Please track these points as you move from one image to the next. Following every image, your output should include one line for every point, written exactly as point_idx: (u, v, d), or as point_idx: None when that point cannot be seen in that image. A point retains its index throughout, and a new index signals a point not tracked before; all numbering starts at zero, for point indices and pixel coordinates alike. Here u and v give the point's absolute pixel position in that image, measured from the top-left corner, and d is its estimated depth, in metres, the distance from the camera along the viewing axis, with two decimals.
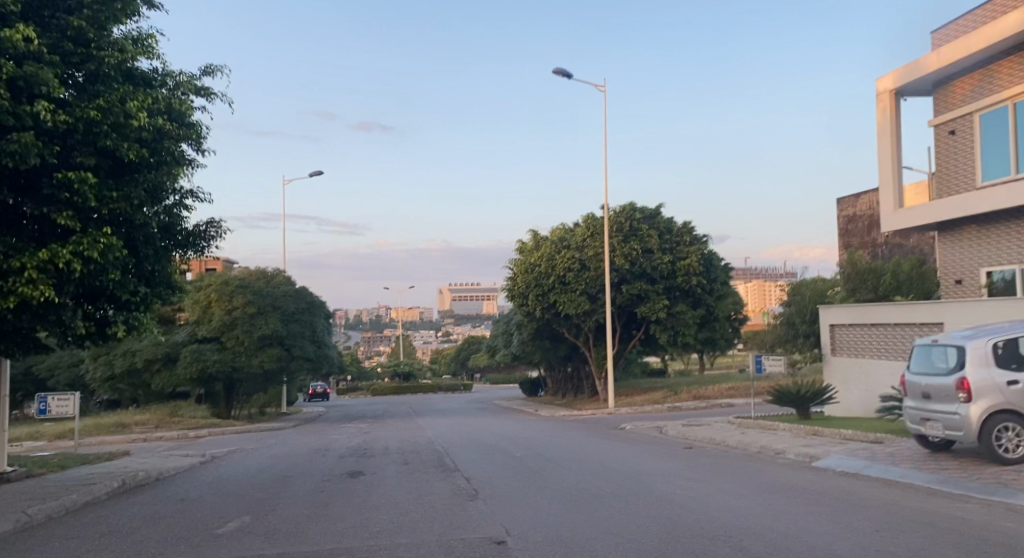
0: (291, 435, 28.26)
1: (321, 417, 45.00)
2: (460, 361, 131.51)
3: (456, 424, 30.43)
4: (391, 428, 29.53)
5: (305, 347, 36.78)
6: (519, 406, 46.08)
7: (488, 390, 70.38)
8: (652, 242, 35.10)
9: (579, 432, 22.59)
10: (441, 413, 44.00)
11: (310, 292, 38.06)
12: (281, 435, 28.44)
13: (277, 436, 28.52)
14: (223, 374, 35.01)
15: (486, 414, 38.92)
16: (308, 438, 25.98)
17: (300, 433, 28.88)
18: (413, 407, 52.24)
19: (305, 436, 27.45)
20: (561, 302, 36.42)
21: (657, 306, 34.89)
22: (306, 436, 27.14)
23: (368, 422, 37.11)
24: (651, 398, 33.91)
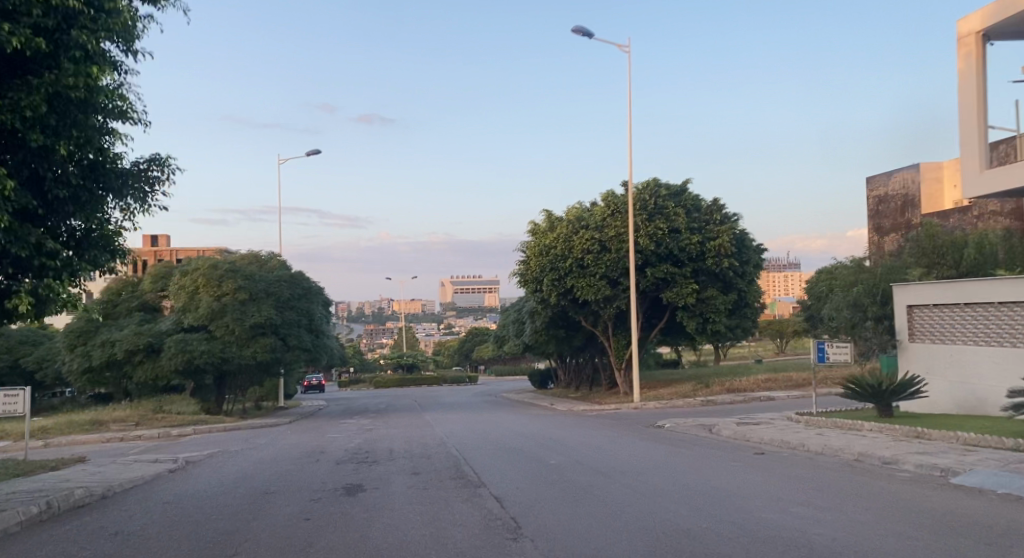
0: (284, 434, 25.56)
1: (321, 412, 42.27)
2: (463, 352, 128.70)
3: (466, 421, 27.73)
4: (395, 425, 26.80)
5: (302, 337, 33.93)
6: (531, 400, 43.28)
7: (495, 382, 67.55)
8: (679, 221, 32.18)
9: (609, 431, 19.79)
10: (448, 407, 41.20)
11: (307, 277, 35.21)
12: (273, 433, 25.70)
13: (270, 433, 25.80)
14: (212, 366, 32.16)
15: (498, 408, 36.12)
16: (303, 437, 23.26)
17: (295, 431, 26.21)
18: (418, 401, 49.47)
19: (299, 434, 24.72)
20: (578, 288, 33.49)
21: (685, 290, 32.00)
22: (300, 435, 24.41)
23: (372, 418, 34.38)
24: (679, 391, 31.12)
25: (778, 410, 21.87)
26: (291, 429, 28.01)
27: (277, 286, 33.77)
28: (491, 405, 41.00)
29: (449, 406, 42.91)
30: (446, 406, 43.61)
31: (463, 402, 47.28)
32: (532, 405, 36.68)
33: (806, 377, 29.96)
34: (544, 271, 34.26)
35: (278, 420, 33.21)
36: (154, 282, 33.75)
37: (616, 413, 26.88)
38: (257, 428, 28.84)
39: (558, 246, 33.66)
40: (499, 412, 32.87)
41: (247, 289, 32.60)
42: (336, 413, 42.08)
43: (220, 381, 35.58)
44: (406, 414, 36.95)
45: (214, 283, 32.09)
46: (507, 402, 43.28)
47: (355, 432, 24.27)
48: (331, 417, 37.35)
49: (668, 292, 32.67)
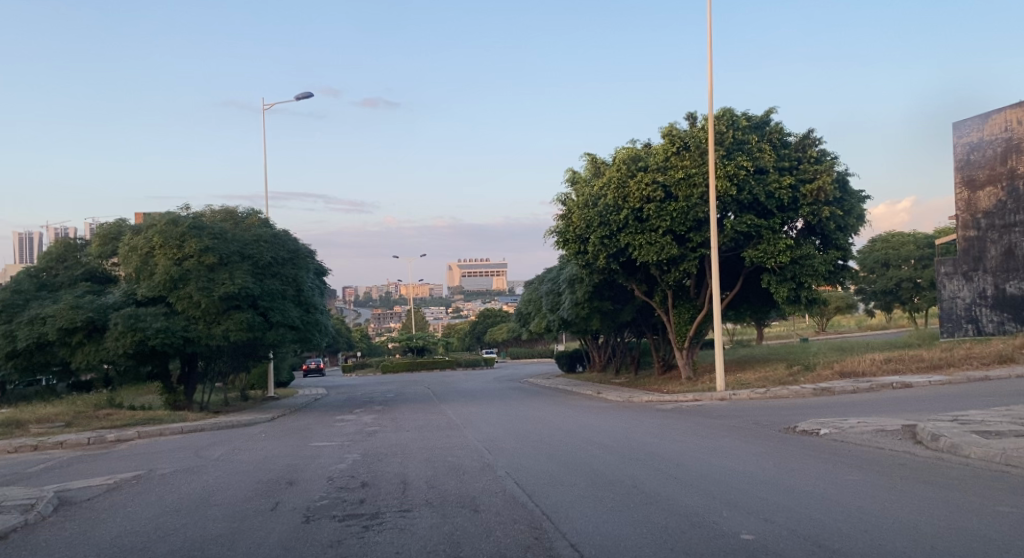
0: (259, 437, 18.89)
1: (318, 403, 35.69)
2: (476, 334, 122.60)
3: (502, 416, 21.07)
4: (409, 423, 20.10)
5: (289, 311, 27.08)
6: (568, 387, 36.49)
7: (516, 366, 60.84)
8: (766, 159, 25.25)
9: (736, 439, 12.95)
10: (471, 397, 34.50)
11: (294, 238, 28.34)
12: (246, 438, 19.00)
13: (243, 437, 19.21)
14: (174, 351, 25.45)
15: (534, 399, 29.40)
16: (281, 445, 16.59)
17: (276, 433, 19.60)
18: (432, 388, 42.77)
19: (281, 439, 18.08)
20: (634, 247, 26.57)
21: (775, 247, 25.17)
22: (279, 440, 17.74)
23: (380, 410, 27.71)
24: (772, 378, 24.33)
25: (968, 403, 14.90)
26: (274, 429, 21.46)
27: (256, 248, 27.01)
28: (523, 394, 34.26)
29: (470, 395, 36.22)
30: (467, 394, 36.91)
31: (485, 389, 40.58)
32: (575, 395, 29.95)
33: (941, 357, 23.01)
34: (589, 228, 27.27)
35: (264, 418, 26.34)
36: (102, 245, 27.02)
37: (704, 407, 20.10)
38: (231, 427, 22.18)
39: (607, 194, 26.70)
40: (539, 403, 26.19)
41: (216, 251, 25.82)
42: (337, 404, 35.42)
43: (190, 369, 28.93)
44: (423, 405, 30.29)
45: (173, 243, 25.30)
46: (538, 391, 36.59)
47: (355, 435, 17.61)
48: (330, 409, 30.78)
49: (752, 249, 25.82)
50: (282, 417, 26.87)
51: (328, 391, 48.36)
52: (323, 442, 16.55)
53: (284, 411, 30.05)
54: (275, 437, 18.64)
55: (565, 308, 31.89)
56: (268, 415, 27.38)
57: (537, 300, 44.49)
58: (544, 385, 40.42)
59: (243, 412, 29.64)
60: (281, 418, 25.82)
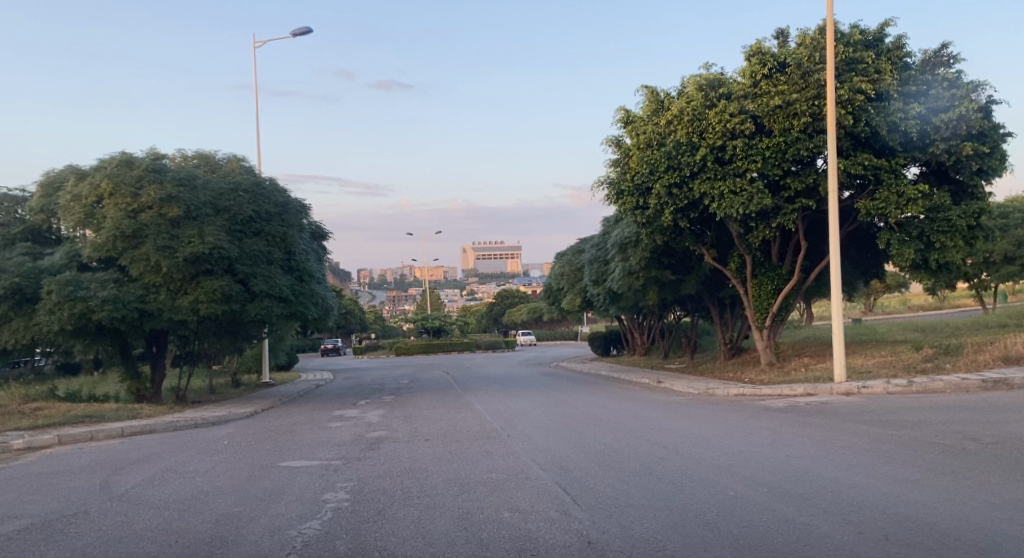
0: (222, 446, 13.53)
1: (323, 390, 30.40)
2: (493, 315, 117.29)
3: (555, 414, 15.62)
4: (431, 425, 14.63)
5: (277, 279, 21.61)
6: (614, 374, 30.94)
7: (543, 348, 55.37)
8: (888, 83, 19.32)
9: (1012, 477, 7.32)
10: (502, 384, 29.18)
11: (282, 189, 22.79)
12: (205, 447, 13.66)
13: (203, 445, 13.84)
14: (129, 329, 20.03)
15: (582, 389, 23.96)
16: (246, 462, 11.20)
17: (247, 439, 14.23)
18: (453, 373, 37.39)
19: (251, 449, 12.70)
20: (713, 197, 20.85)
21: (897, 198, 19.44)
22: (247, 453, 12.36)
23: (393, 402, 22.32)
24: (900, 364, 18.46)
25: None
26: (251, 430, 16.11)
27: (234, 200, 21.44)
28: (561, 382, 28.85)
29: (499, 382, 30.83)
30: (496, 381, 31.53)
31: (514, 375, 35.18)
32: (630, 385, 24.32)
33: None
34: (653, 175, 21.57)
35: (247, 411, 21.02)
36: (43, 195, 21.51)
37: (840, 407, 14.47)
38: (198, 427, 16.86)
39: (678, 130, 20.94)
40: (592, 395, 20.69)
41: (183, 201, 20.34)
42: (340, 392, 29.95)
43: (158, 352, 23.51)
44: (445, 395, 24.89)
45: (126, 190, 19.83)
46: (579, 378, 31.13)
47: (356, 446, 12.19)
48: (333, 399, 25.49)
49: (868, 200, 20.01)
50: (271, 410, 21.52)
51: (336, 376, 43.17)
52: (306, 459, 11.11)
53: (278, 401, 24.73)
54: (245, 446, 13.29)
55: (614, 279, 26.23)
56: (254, 407, 22.11)
57: (572, 272, 38.73)
58: (583, 371, 34.97)
59: (227, 403, 24.37)
60: (268, 412, 20.49)
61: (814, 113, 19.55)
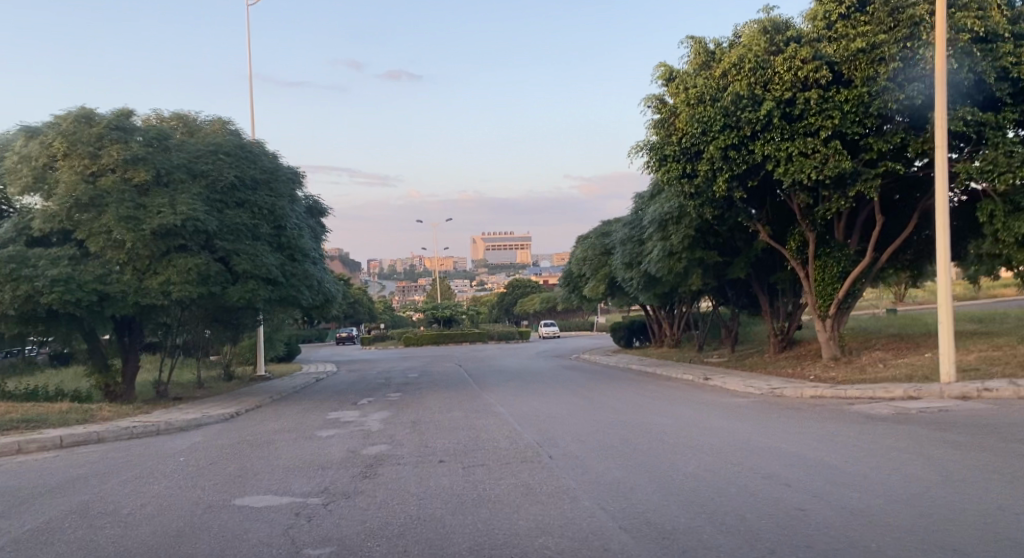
0: (179, 464, 10.49)
1: (324, 385, 27.39)
2: (506, 305, 114.42)
3: (601, 422, 12.50)
4: (447, 437, 11.54)
5: (264, 257, 18.51)
6: (646, 368, 27.78)
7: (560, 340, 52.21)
8: (1000, 18, 15.79)
9: None
10: (522, 380, 26.09)
11: (269, 153, 19.62)
12: (157, 465, 10.63)
13: (157, 463, 10.81)
14: (88, 315, 16.97)
15: (618, 387, 20.81)
16: (195, 495, 8.15)
17: (214, 454, 11.18)
18: (466, 366, 34.28)
19: (212, 472, 9.64)
20: (778, 160, 17.61)
21: (1009, 159, 16.11)
22: (205, 477, 9.33)
23: (400, 401, 19.27)
24: (1013, 360, 15.16)
25: None
26: (225, 439, 13.09)
27: (213, 163, 18.27)
28: (589, 377, 25.71)
29: (518, 377, 27.72)
30: (515, 375, 28.41)
31: (533, 368, 32.05)
32: (673, 382, 21.12)
33: None
34: (705, 136, 18.33)
35: (231, 410, 18.03)
36: None
37: (970, 417, 11.26)
38: (163, 435, 13.85)
39: (736, 81, 17.66)
40: (634, 395, 17.57)
41: (151, 164, 17.21)
42: (342, 387, 26.90)
43: (129, 341, 20.47)
44: (459, 391, 21.83)
45: (83, 149, 16.73)
46: (607, 373, 28.00)
47: (348, 470, 9.12)
48: (333, 396, 22.48)
49: (966, 164, 16.64)
50: (259, 410, 18.52)
51: (340, 369, 40.19)
52: (279, 491, 8.06)
53: (270, 398, 21.73)
54: (207, 465, 10.25)
55: (652, 260, 23.04)
56: (240, 406, 19.11)
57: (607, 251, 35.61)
58: (609, 365, 31.82)
59: (212, 401, 21.37)
60: (254, 413, 17.50)
61: (906, 56, 16.17)
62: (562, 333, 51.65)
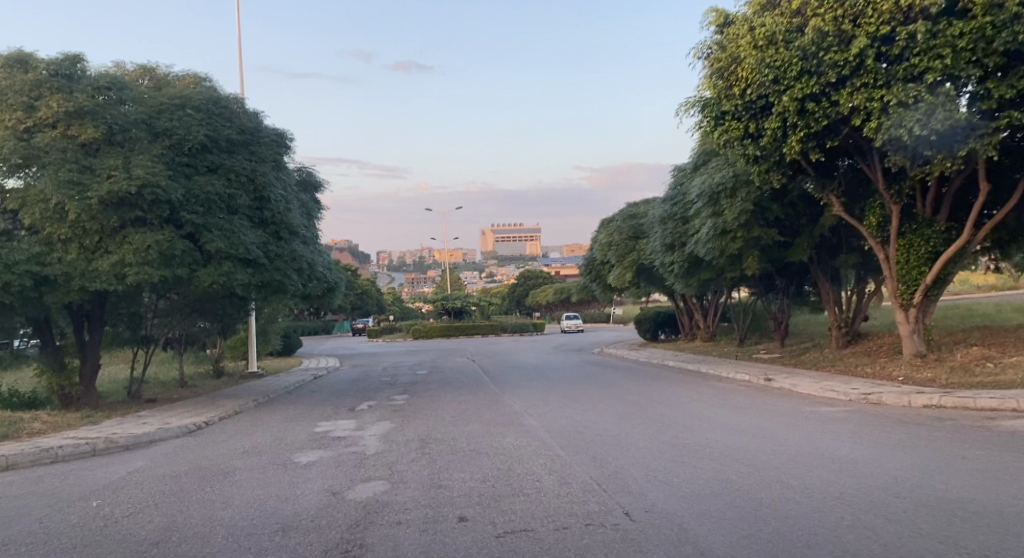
0: (91, 510, 7.37)
1: (323, 383, 24.33)
2: (516, 296, 111.32)
3: (673, 446, 9.31)
4: (468, 469, 8.39)
5: (242, 233, 15.41)
6: (685, 365, 24.54)
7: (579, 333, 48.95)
8: None
9: None
10: (546, 378, 22.98)
11: (251, 110, 16.44)
12: (59, 511, 7.48)
13: (63, 504, 7.71)
14: (26, 302, 13.92)
15: (662, 388, 17.70)
16: None
17: (147, 490, 8.05)
18: (480, 362, 31.10)
19: (124, 529, 6.48)
20: (869, 113, 14.33)
21: None
22: (108, 540, 6.16)
23: (407, 406, 16.18)
24: None
25: None
26: (175, 462, 9.95)
27: (180, 119, 15.13)
28: (623, 375, 22.58)
29: (540, 374, 24.61)
30: (537, 373, 25.34)
31: (555, 364, 28.92)
32: (728, 384, 17.88)
33: None
34: (776, 84, 15.05)
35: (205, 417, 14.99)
36: None
37: None
38: (100, 454, 10.76)
39: (818, 14, 14.36)
40: (691, 400, 14.43)
41: (100, 117, 14.09)
42: (341, 386, 23.77)
43: (88, 333, 17.40)
44: (475, 391, 18.75)
45: (15, 98, 13.64)
46: (641, 370, 24.80)
47: (321, 537, 5.93)
48: (329, 398, 19.42)
49: None
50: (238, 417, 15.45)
51: (343, 364, 37.17)
52: None
53: (256, 399, 18.72)
54: (130, 512, 7.16)
55: (699, 239, 19.83)
56: (217, 411, 16.07)
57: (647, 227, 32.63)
58: (639, 360, 28.67)
59: (188, 404, 18.33)
60: (230, 421, 14.46)
61: None
62: (582, 326, 48.37)
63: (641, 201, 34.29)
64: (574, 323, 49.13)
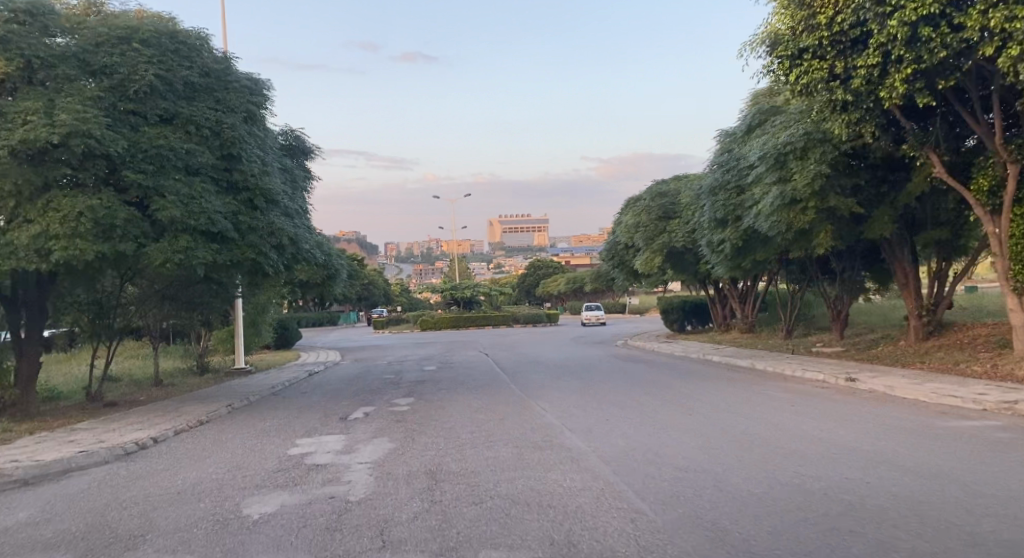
0: None
1: (318, 382, 21.38)
2: (528, 285, 108.26)
3: (804, 492, 6.24)
4: (505, 540, 5.32)
5: (204, 199, 12.31)
6: (732, 360, 21.44)
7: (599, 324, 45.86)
8: None
9: None
10: (573, 375, 19.93)
11: (214, 47, 13.27)
12: None
13: None
14: None
15: (721, 390, 14.63)
16: None
17: None
18: (495, 357, 28.03)
19: None
20: (1007, 37, 11.07)
21: None
22: None
23: (413, 415, 13.18)
24: None
25: None
26: (76, 511, 6.88)
27: (121, 54, 12.00)
28: (662, 372, 19.51)
29: (565, 371, 21.55)
30: (560, 369, 22.32)
31: (578, 359, 25.90)
32: (801, 386, 14.74)
33: None
34: (878, 5, 11.78)
35: (161, 427, 12.01)
36: None
37: None
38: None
39: None
40: (773, 409, 11.36)
41: (14, 48, 10.99)
42: (338, 385, 20.74)
43: (29, 324, 14.42)
44: (494, 394, 15.71)
45: None
46: (680, 365, 21.74)
47: None
48: (321, 401, 16.43)
49: None
50: (204, 428, 12.48)
51: (345, 358, 34.20)
52: None
53: (234, 402, 15.74)
54: None
55: (760, 211, 16.67)
56: (180, 419, 13.09)
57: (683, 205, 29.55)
58: (673, 354, 25.59)
59: (153, 407, 15.40)
60: (190, 436, 11.50)
61: None
62: (602, 317, 45.24)
63: (671, 178, 31.17)
64: (593, 314, 46.02)
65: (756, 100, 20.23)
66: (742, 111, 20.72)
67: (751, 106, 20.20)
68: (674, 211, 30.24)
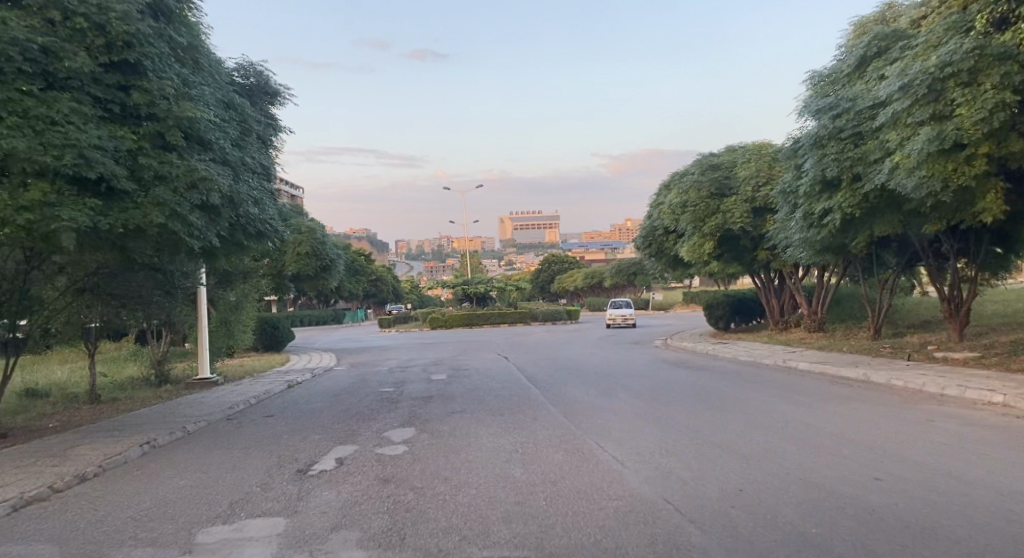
0: None
1: (298, 398, 16.87)
2: (543, 281, 103.58)
3: None
4: None
5: (76, 125, 7.78)
6: (826, 368, 16.73)
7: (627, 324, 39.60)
8: None
9: None
10: (623, 390, 15.32)
11: None
12: None
13: None
14: None
15: (863, 422, 9.98)
16: None
17: None
18: (516, 362, 23.46)
19: None
20: None
21: None
22: None
23: (409, 466, 8.64)
24: None
25: None
26: None
27: None
28: (743, 388, 14.84)
29: (610, 382, 16.93)
30: (602, 379, 17.66)
31: (619, 364, 21.27)
32: (976, 416, 10.12)
33: None
34: None
35: (4, 492, 7.46)
36: None
37: None
38: None
39: None
40: (1010, 475, 6.75)
41: None
42: (319, 402, 16.23)
43: None
44: (529, 424, 11.11)
45: None
46: (758, 377, 17.06)
47: None
48: (287, 433, 11.86)
49: None
50: (83, 492, 7.91)
51: (340, 362, 29.67)
52: None
53: (163, 434, 11.18)
54: None
55: (897, 164, 11.97)
56: (55, 472, 8.52)
57: (743, 179, 24.99)
58: (737, 360, 20.88)
59: (46, 442, 10.86)
60: (40, 513, 6.96)
61: None
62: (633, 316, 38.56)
63: (723, 149, 26.58)
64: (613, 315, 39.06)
65: (863, 28, 15.54)
66: (843, 47, 16.05)
67: (855, 39, 15.49)
68: (730, 186, 25.67)
